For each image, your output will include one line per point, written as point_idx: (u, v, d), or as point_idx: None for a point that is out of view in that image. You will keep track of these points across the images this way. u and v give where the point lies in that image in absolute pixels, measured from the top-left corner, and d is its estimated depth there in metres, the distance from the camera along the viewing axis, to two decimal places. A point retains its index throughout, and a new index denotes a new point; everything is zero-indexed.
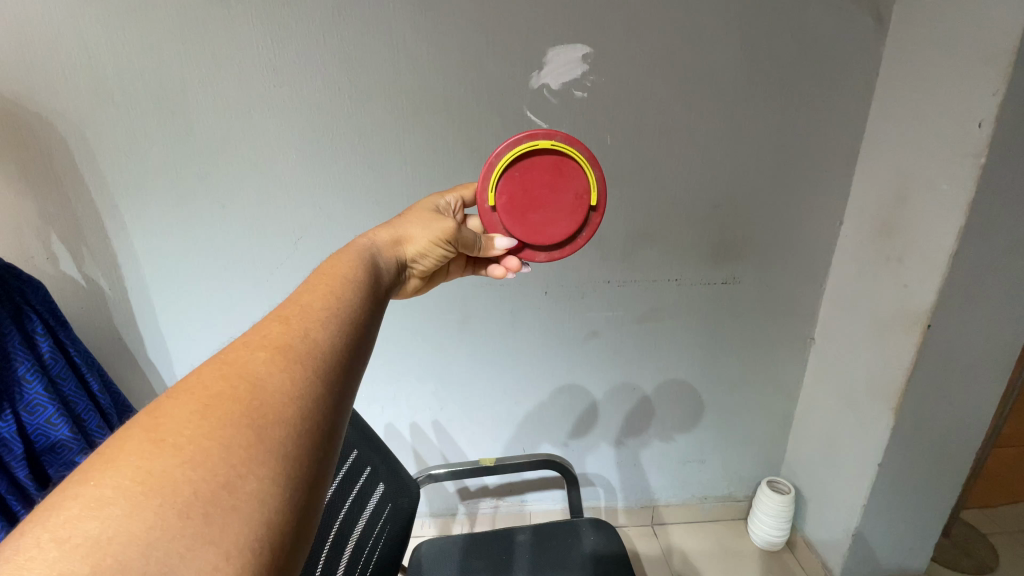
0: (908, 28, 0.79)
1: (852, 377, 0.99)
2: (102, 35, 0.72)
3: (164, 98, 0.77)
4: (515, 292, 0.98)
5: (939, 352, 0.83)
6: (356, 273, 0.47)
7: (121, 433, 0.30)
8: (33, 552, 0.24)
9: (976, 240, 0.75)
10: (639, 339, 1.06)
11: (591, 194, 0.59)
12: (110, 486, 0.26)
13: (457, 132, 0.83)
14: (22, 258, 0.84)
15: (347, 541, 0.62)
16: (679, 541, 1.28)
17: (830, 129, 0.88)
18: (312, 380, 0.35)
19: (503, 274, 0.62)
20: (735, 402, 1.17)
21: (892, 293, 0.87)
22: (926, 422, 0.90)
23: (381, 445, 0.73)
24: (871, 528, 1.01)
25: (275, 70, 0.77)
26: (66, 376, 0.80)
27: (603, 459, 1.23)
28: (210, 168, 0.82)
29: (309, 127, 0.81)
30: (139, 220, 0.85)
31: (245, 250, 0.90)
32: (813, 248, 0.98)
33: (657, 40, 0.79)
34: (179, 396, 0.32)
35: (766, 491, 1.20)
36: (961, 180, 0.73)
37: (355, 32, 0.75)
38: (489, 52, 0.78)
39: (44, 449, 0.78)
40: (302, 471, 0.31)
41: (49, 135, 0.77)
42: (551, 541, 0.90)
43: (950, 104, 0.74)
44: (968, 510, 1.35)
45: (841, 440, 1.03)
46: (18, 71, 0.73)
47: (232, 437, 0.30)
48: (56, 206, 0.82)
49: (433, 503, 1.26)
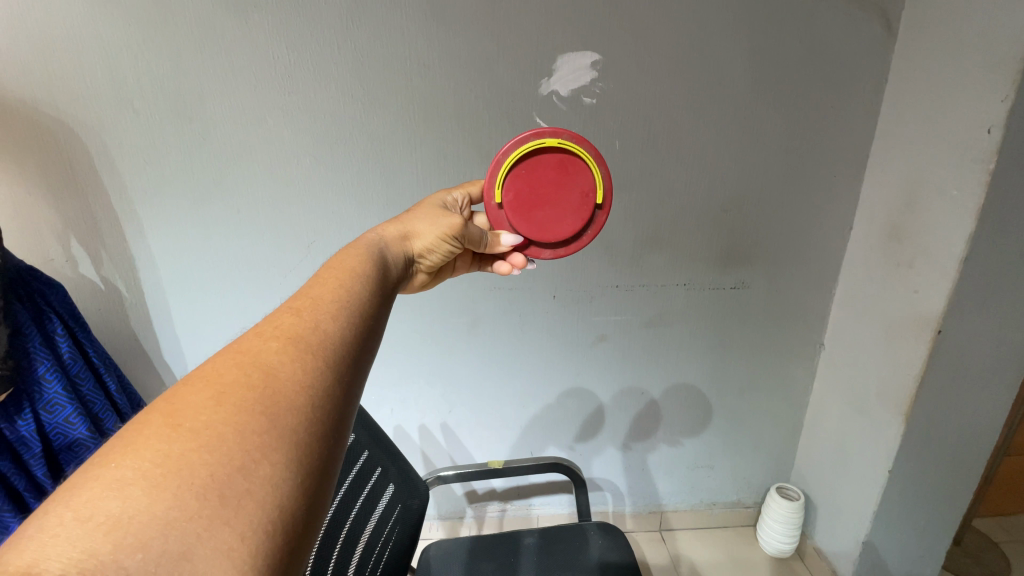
0: (917, 34, 0.79)
1: (862, 383, 0.98)
2: (124, 45, 0.75)
3: (182, 105, 0.79)
4: (523, 295, 0.99)
5: (950, 359, 0.83)
6: (365, 267, 0.48)
7: (141, 419, 0.31)
8: (57, 530, 0.25)
9: (987, 246, 0.74)
10: (647, 343, 1.06)
11: (597, 193, 0.60)
12: (130, 468, 0.28)
13: (467, 138, 0.84)
14: (42, 261, 0.86)
15: (357, 540, 0.63)
16: (688, 547, 1.27)
17: (839, 135, 0.88)
18: (322, 370, 0.36)
19: (509, 270, 0.64)
20: (743, 408, 1.16)
21: (902, 299, 0.86)
22: (938, 429, 0.89)
23: (391, 447, 0.73)
24: (882, 537, 1.00)
25: (289, 76, 0.79)
26: (84, 375, 0.82)
27: (610, 463, 1.23)
28: (225, 172, 0.85)
29: (323, 132, 0.83)
30: (157, 223, 0.88)
31: (258, 253, 0.92)
32: (823, 253, 0.98)
33: (665, 47, 0.79)
34: (196, 383, 0.33)
35: (775, 497, 1.19)
36: (971, 187, 0.73)
37: (368, 41, 0.77)
38: (499, 60, 0.79)
39: (61, 447, 0.80)
40: (313, 457, 0.33)
41: (71, 142, 0.80)
42: (559, 544, 0.91)
43: (960, 109, 0.74)
44: (980, 519, 1.33)
45: (852, 447, 1.02)
46: (44, 81, 0.76)
47: (246, 423, 0.31)
48: (76, 211, 0.84)
49: (441, 505, 1.27)
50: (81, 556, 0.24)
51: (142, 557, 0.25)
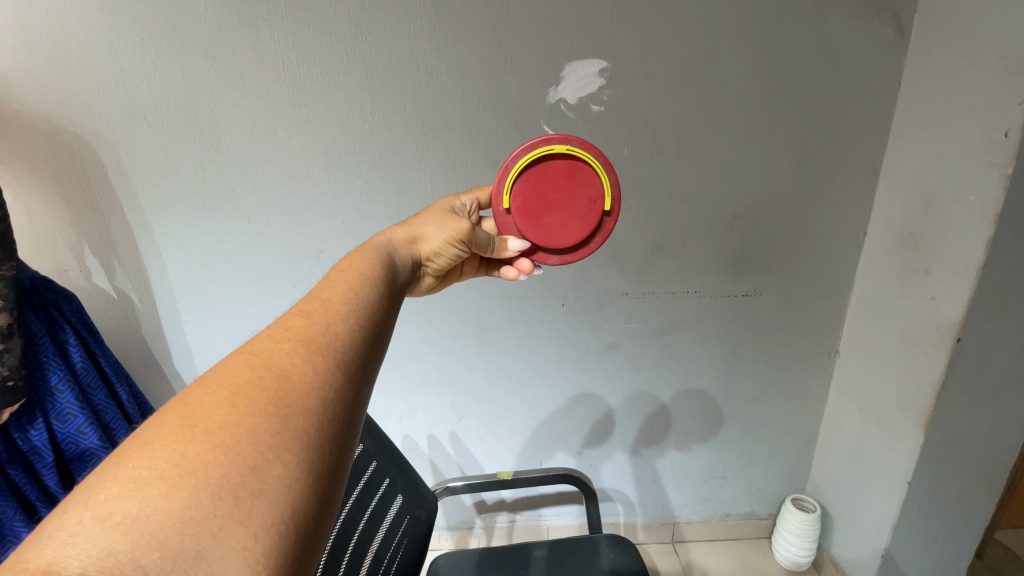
0: (929, 37, 0.78)
1: (879, 391, 0.96)
2: (138, 58, 0.77)
3: (194, 115, 0.81)
4: (532, 302, 0.98)
5: (971, 366, 0.81)
6: (374, 271, 0.48)
7: (156, 420, 0.31)
8: (76, 528, 0.25)
9: (1008, 251, 0.73)
10: (658, 351, 1.05)
11: (605, 199, 0.60)
12: (147, 468, 0.27)
13: (475, 147, 0.85)
14: (58, 272, 0.88)
15: (366, 552, 0.62)
16: (702, 559, 1.24)
17: (851, 139, 0.87)
18: (333, 372, 0.36)
19: (515, 276, 0.63)
20: (757, 417, 1.14)
21: (919, 305, 0.85)
22: (960, 440, 0.87)
23: (399, 457, 0.72)
24: (904, 550, 0.97)
25: (301, 87, 0.80)
26: (96, 386, 0.82)
27: (621, 472, 1.21)
28: (236, 182, 0.85)
29: (333, 142, 0.83)
30: (169, 234, 0.89)
31: (268, 262, 0.92)
32: (836, 259, 0.97)
33: (674, 52, 0.80)
34: (210, 384, 0.33)
35: (790, 509, 1.16)
36: (989, 190, 0.72)
37: (379, 51, 0.78)
38: (507, 68, 0.80)
39: (73, 457, 0.80)
40: (322, 458, 0.32)
41: (85, 153, 0.81)
42: (569, 556, 0.89)
43: (976, 112, 0.73)
44: (1003, 531, 1.29)
45: (870, 455, 1.00)
46: (58, 92, 0.78)
47: (260, 423, 0.31)
48: (90, 221, 0.86)
49: (450, 516, 1.25)
50: (100, 554, 0.24)
51: (159, 555, 0.25)
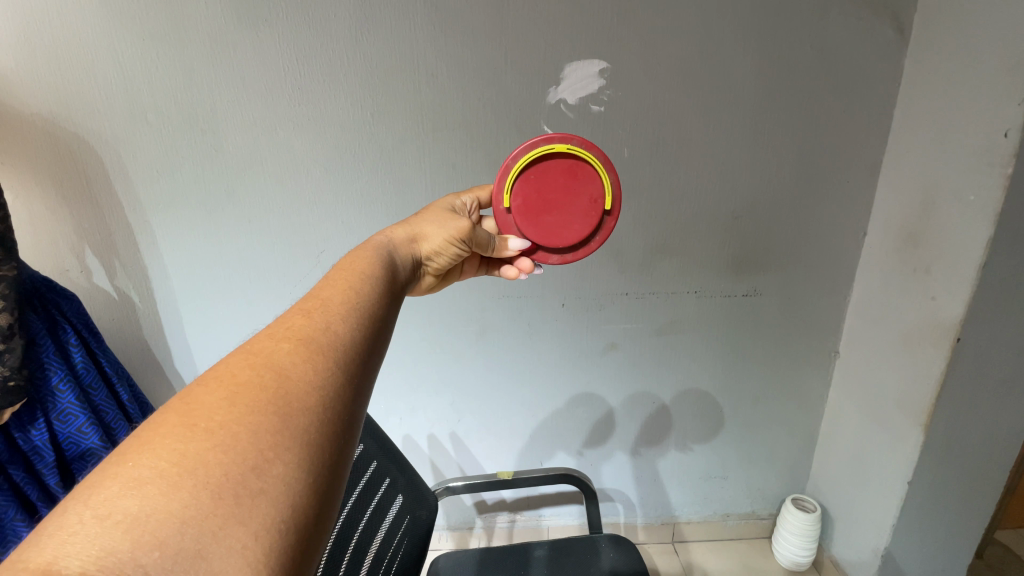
0: (929, 37, 0.78)
1: (879, 391, 0.96)
2: (138, 59, 0.77)
3: (194, 116, 0.81)
4: (532, 302, 0.98)
5: (971, 366, 0.81)
6: (374, 270, 0.48)
7: (156, 419, 0.31)
8: (76, 527, 0.25)
9: (1008, 251, 0.73)
10: (658, 351, 1.05)
11: (606, 198, 0.60)
12: (147, 467, 0.27)
13: (475, 147, 0.85)
14: (59, 271, 0.88)
15: (366, 551, 0.62)
16: (703, 559, 1.24)
17: (851, 139, 0.87)
18: (333, 372, 0.36)
19: (516, 275, 0.63)
20: (757, 417, 1.14)
21: (919, 305, 0.85)
22: (960, 440, 0.87)
23: (399, 456, 0.73)
24: (904, 550, 0.97)
25: (301, 87, 0.80)
26: (97, 386, 0.82)
27: (621, 472, 1.21)
28: (237, 182, 0.86)
29: (334, 142, 0.84)
30: (169, 234, 0.89)
31: (268, 263, 0.92)
32: (836, 259, 0.97)
33: (674, 53, 0.80)
34: (210, 383, 0.33)
35: (790, 509, 1.16)
36: (989, 190, 0.72)
37: (379, 51, 0.78)
38: (507, 68, 0.80)
39: (74, 457, 0.81)
40: (322, 457, 0.32)
41: (86, 154, 0.82)
42: (570, 556, 0.89)
43: (976, 112, 0.73)
44: (1003, 531, 1.28)
45: (870, 455, 1.00)
46: (59, 93, 0.78)
47: (260, 423, 0.31)
48: (90, 222, 0.86)
49: (451, 516, 1.25)
50: (101, 553, 0.24)
51: (159, 555, 0.25)
